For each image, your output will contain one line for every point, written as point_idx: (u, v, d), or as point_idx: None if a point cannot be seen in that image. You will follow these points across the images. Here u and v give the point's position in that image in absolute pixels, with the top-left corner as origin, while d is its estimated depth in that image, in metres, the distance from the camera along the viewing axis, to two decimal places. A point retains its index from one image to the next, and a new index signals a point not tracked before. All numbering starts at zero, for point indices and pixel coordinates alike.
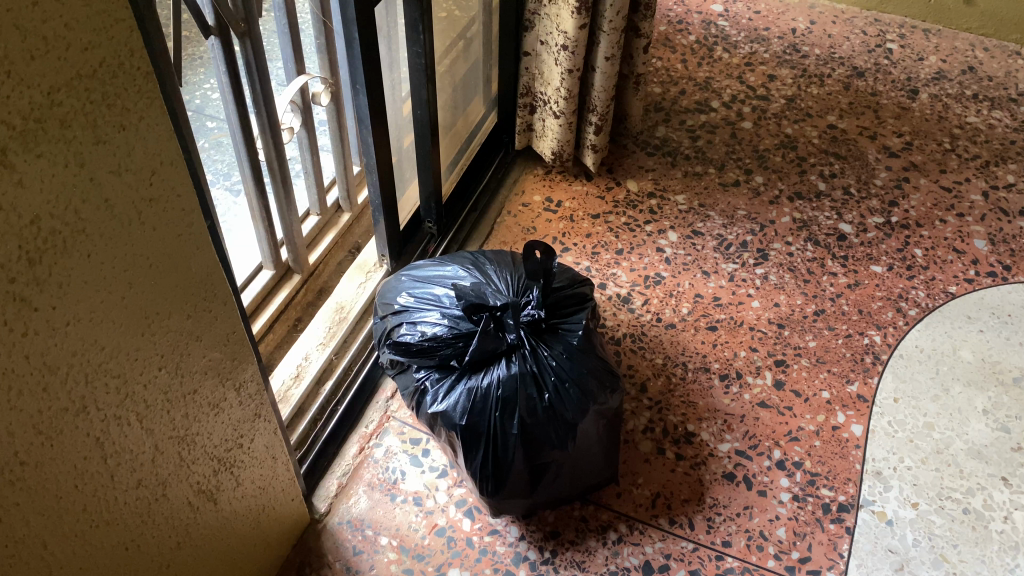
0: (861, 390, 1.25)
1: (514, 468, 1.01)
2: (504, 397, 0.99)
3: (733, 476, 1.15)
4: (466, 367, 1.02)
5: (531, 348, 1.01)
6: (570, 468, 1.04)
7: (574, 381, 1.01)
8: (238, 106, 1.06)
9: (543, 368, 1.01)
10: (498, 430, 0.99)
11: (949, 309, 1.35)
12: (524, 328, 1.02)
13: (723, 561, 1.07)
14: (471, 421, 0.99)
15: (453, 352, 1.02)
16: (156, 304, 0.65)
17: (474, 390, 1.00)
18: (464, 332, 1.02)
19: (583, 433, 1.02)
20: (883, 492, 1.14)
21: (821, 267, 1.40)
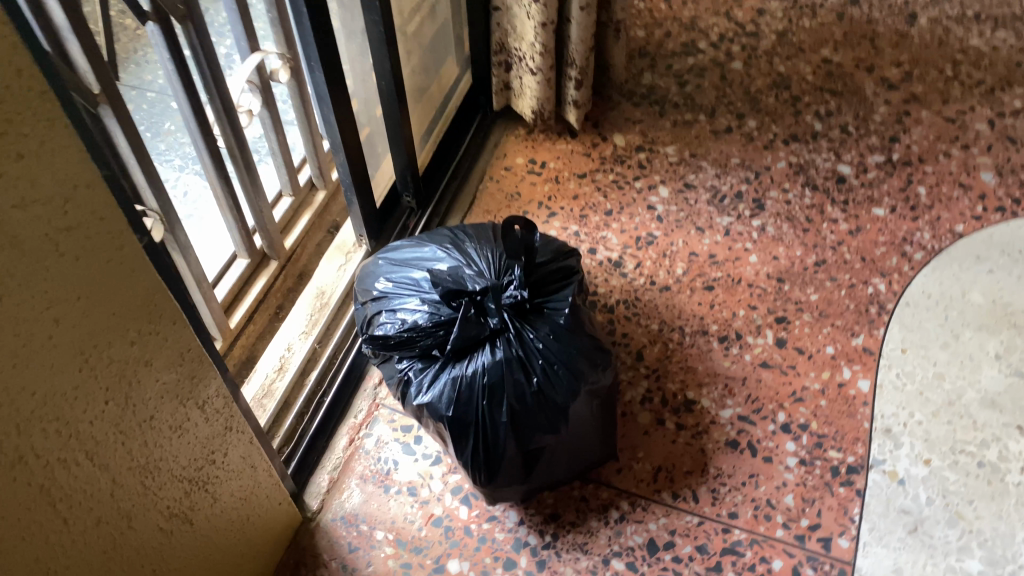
0: (867, 343, 1.19)
1: (507, 455, 0.97)
2: (491, 385, 0.95)
3: (736, 443, 1.11)
4: (449, 355, 0.97)
5: (515, 331, 0.96)
6: (565, 450, 1.01)
7: (564, 362, 0.97)
8: (188, 93, 0.99)
9: (530, 351, 0.96)
10: (487, 419, 0.95)
11: (957, 250, 1.29)
12: (507, 311, 0.97)
13: (731, 534, 1.04)
14: (458, 411, 0.95)
15: (433, 342, 0.97)
16: (84, 346, 0.60)
17: (459, 379, 0.95)
18: (443, 320, 0.97)
19: (576, 414, 0.98)
20: (894, 451, 1.09)
21: (821, 214, 1.33)
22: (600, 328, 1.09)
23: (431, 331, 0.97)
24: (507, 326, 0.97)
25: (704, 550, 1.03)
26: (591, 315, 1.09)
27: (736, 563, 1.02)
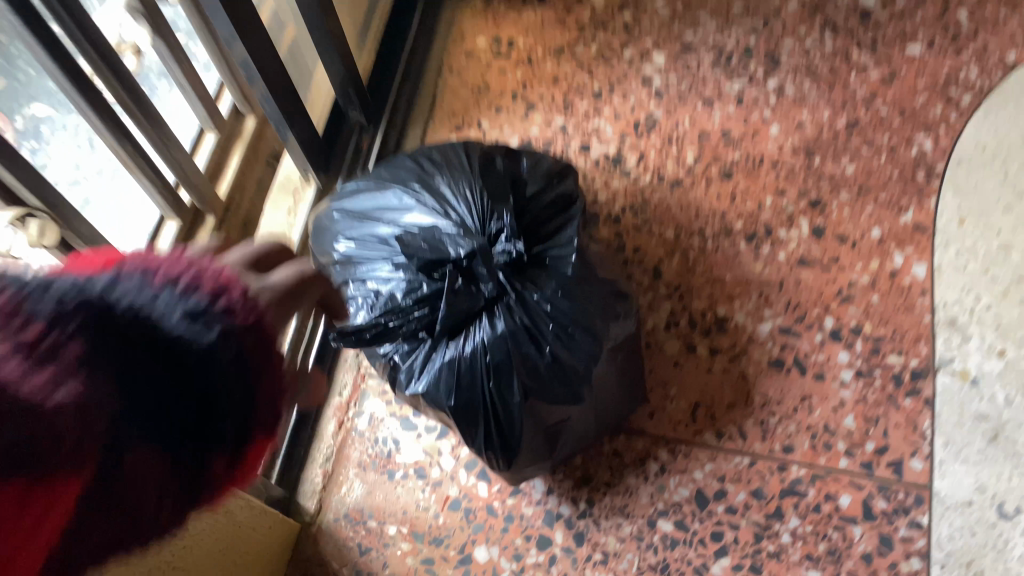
0: (918, 218, 1.02)
1: (526, 437, 0.82)
2: (497, 366, 0.78)
3: (782, 362, 0.96)
4: (440, 334, 0.79)
5: (516, 295, 0.78)
6: (591, 415, 0.85)
7: (579, 322, 0.79)
8: (49, 50, 0.68)
9: (537, 317, 0.78)
10: (497, 404, 0.79)
11: (1011, 83, 1.07)
12: (502, 273, 0.79)
13: (789, 472, 0.91)
14: (462, 401, 0.79)
15: (420, 324, 0.78)
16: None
17: (458, 364, 0.78)
18: (427, 297, 0.78)
19: (599, 376, 0.82)
20: (962, 346, 0.95)
21: (847, 62, 1.12)
22: (609, 259, 0.91)
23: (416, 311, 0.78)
24: (505, 290, 0.79)
25: (761, 496, 0.90)
26: (596, 247, 0.90)
27: (799, 506, 0.90)
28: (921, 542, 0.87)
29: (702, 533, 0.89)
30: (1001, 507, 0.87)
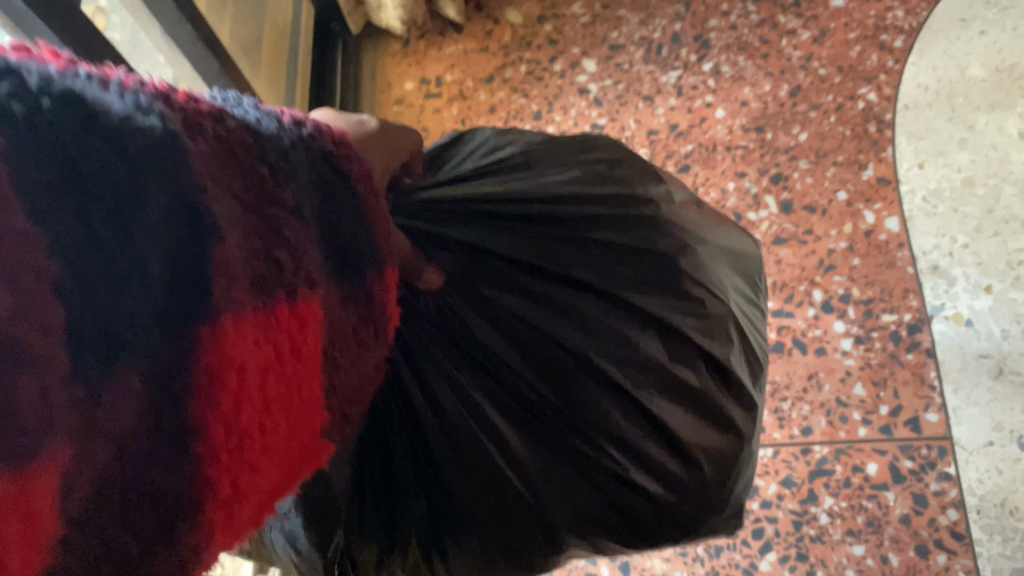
0: (880, 172, 1.02)
1: (654, 529, 0.57)
2: (527, 445, 0.56)
3: (782, 345, 0.98)
4: (433, 485, 0.59)
5: (455, 304, 0.61)
6: (741, 412, 0.58)
7: (568, 276, 0.60)
8: None
9: (504, 319, 0.60)
10: (559, 507, 0.55)
11: (936, 22, 1.07)
12: (422, 299, 0.61)
13: (812, 453, 0.93)
14: (515, 548, 0.57)
15: (402, 524, 0.60)
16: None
17: (458, 500, 0.57)
18: (367, 471, 0.63)
19: (683, 334, 0.56)
20: (949, 290, 0.95)
21: (775, 30, 1.13)
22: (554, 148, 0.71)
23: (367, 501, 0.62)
24: (440, 323, 0.61)
25: (791, 484, 0.92)
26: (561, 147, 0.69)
27: (830, 484, 0.91)
28: (953, 493, 0.87)
29: (743, 534, 0.92)
30: (1021, 441, 0.87)
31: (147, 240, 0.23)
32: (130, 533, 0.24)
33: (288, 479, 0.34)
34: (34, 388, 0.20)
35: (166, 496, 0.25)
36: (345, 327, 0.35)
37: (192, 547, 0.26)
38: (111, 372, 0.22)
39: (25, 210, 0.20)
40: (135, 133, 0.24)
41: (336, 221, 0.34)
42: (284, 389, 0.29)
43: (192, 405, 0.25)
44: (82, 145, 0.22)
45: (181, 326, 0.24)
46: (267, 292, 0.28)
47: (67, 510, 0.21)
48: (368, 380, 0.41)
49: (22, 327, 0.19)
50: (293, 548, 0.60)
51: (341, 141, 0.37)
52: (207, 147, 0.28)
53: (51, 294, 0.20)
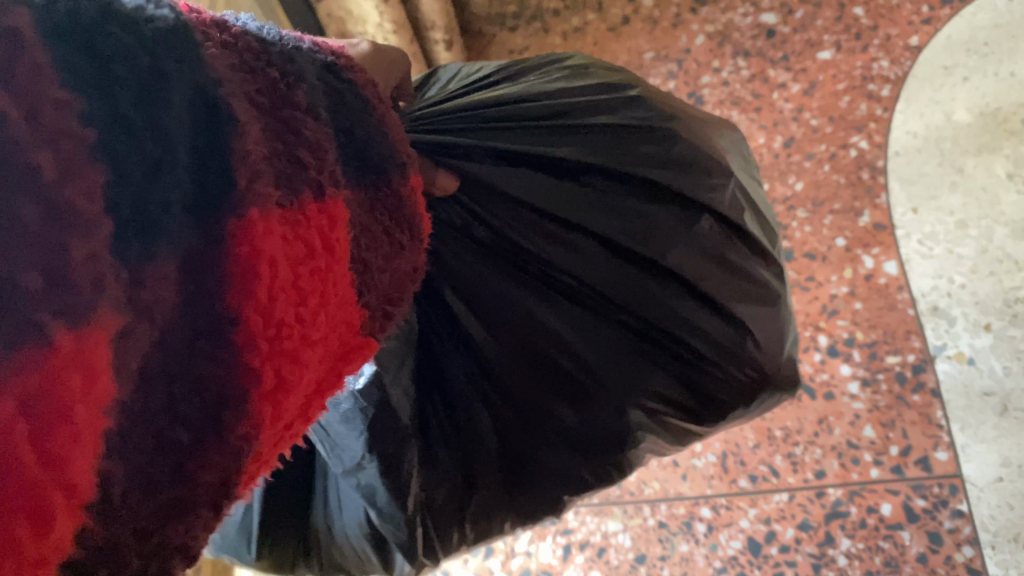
0: (876, 217, 1.06)
1: (722, 394, 0.69)
2: (592, 343, 0.68)
3: (791, 391, 1.01)
4: (506, 398, 0.70)
5: (503, 225, 0.68)
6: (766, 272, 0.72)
7: (588, 166, 0.70)
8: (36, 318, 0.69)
9: (546, 224, 0.68)
10: (640, 386, 0.68)
11: (920, 70, 1.10)
12: (470, 231, 0.69)
13: (827, 495, 0.95)
14: (607, 430, 0.69)
15: (490, 447, 0.71)
16: (353, 410, 0.63)
17: (546, 400, 0.69)
18: (439, 410, 0.71)
19: (705, 206, 0.68)
20: (950, 330, 0.97)
21: (766, 84, 1.18)
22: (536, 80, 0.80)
23: (438, 436, 0.70)
24: (491, 249, 0.69)
25: (807, 527, 0.94)
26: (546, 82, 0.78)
27: (846, 526, 0.93)
28: (967, 530, 0.89)
29: None
30: None
31: (170, 126, 0.30)
32: (176, 420, 0.30)
33: (326, 374, 0.42)
34: (80, 250, 0.26)
35: (218, 366, 0.32)
36: (371, 232, 0.44)
37: (250, 415, 0.34)
38: (149, 250, 0.29)
39: (63, 86, 0.26)
40: (147, 25, 0.31)
41: (348, 121, 0.44)
42: (321, 279, 0.38)
43: (228, 297, 0.33)
44: (104, 35, 0.29)
45: (207, 210, 0.32)
46: (293, 192, 0.37)
47: (118, 366, 0.27)
48: (405, 288, 0.50)
49: (71, 196, 0.25)
50: (375, 511, 0.66)
51: (344, 60, 0.47)
52: (236, 70, 0.36)
53: (88, 160, 0.26)
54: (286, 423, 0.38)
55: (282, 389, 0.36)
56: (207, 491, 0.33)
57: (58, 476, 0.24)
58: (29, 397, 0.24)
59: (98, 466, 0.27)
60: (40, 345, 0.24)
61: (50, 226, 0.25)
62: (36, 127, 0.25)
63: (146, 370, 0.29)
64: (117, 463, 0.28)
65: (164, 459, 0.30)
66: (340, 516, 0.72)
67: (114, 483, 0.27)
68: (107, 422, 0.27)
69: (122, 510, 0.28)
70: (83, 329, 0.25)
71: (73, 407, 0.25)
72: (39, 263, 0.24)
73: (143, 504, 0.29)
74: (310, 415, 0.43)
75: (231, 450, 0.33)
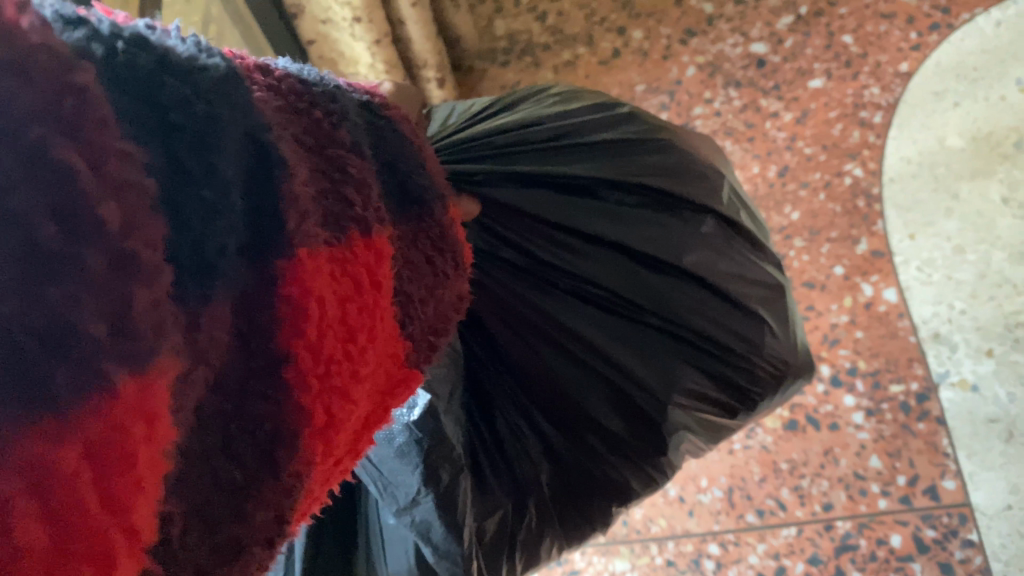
0: (873, 245, 1.06)
1: (753, 387, 0.73)
2: (624, 351, 0.71)
3: (795, 423, 1.01)
4: (546, 412, 0.72)
5: (532, 244, 0.71)
6: (768, 265, 0.76)
7: (601, 180, 0.73)
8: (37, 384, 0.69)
9: (569, 240, 0.72)
10: (676, 384, 0.70)
11: (911, 96, 1.10)
12: (503, 255, 0.71)
13: (836, 528, 0.94)
14: (650, 432, 0.71)
15: (539, 468, 0.71)
16: (408, 443, 0.60)
17: (585, 407, 0.71)
18: (484, 439, 0.70)
19: (709, 208, 0.72)
20: (952, 356, 0.97)
21: (758, 113, 1.19)
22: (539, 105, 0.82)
23: (487, 468, 0.69)
24: (524, 270, 0.72)
25: (818, 561, 0.94)
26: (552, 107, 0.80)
27: (856, 559, 0.92)
28: (978, 559, 0.88)
29: None
30: None
31: (226, 171, 0.30)
32: (230, 459, 0.31)
33: (373, 408, 0.42)
34: (145, 297, 0.25)
35: (269, 405, 0.32)
36: (411, 264, 0.45)
37: (300, 453, 0.34)
38: (206, 294, 0.29)
39: (122, 140, 0.26)
40: (202, 75, 0.31)
41: (388, 154, 0.44)
42: (365, 311, 0.38)
43: (278, 336, 0.33)
44: (161, 88, 0.28)
45: (258, 255, 0.32)
46: (341, 229, 0.37)
47: (176, 410, 0.28)
48: (449, 317, 0.49)
49: (135, 245, 0.25)
50: (430, 548, 0.61)
51: (379, 96, 0.48)
52: (279, 113, 0.37)
53: (150, 211, 0.26)
54: (335, 460, 0.39)
55: (331, 427, 0.36)
56: (262, 529, 0.33)
57: (125, 523, 0.24)
58: (96, 446, 0.23)
59: (156, 513, 0.26)
60: (106, 394, 0.24)
61: (115, 275, 0.24)
62: (101, 179, 0.25)
63: (202, 413, 0.30)
64: (174, 506, 0.28)
65: (222, 497, 0.31)
66: (386, 568, 0.69)
67: (173, 524, 0.28)
68: (166, 466, 0.27)
69: (182, 551, 0.28)
70: (146, 375, 0.25)
71: (137, 452, 0.25)
72: (105, 312, 0.24)
73: (200, 543, 0.30)
74: (359, 450, 0.43)
75: (284, 486, 0.33)
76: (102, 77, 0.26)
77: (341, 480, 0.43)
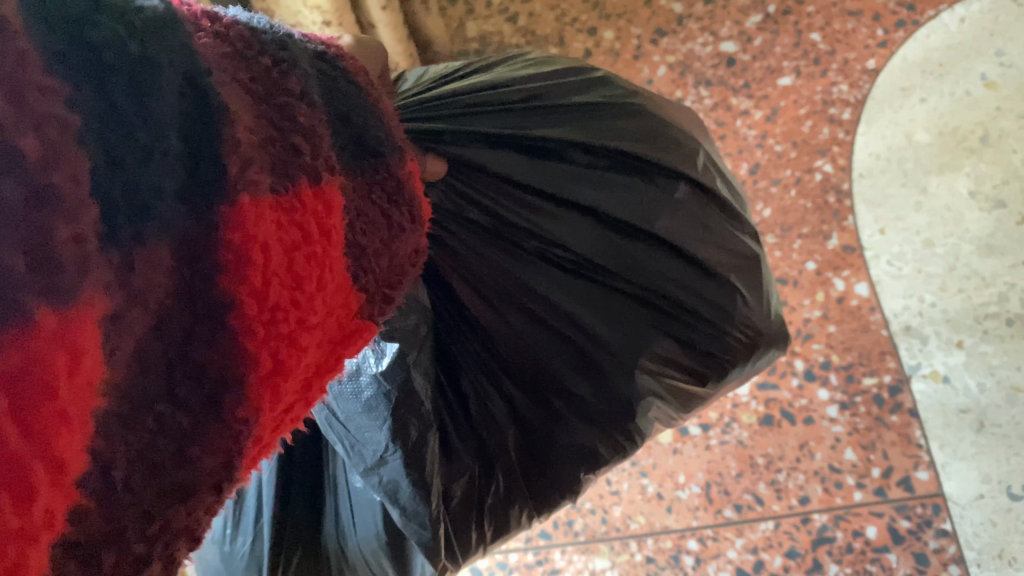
0: (844, 240, 1.07)
1: (725, 353, 0.72)
2: (595, 317, 0.71)
3: (771, 418, 1.01)
4: (513, 377, 0.74)
5: (500, 207, 0.71)
6: (745, 236, 0.75)
7: (571, 143, 0.72)
8: None
9: (539, 202, 0.71)
10: (643, 348, 0.70)
11: (879, 92, 1.12)
12: (470, 215, 0.71)
13: (812, 521, 0.95)
14: (618, 398, 0.71)
15: (505, 433, 0.72)
16: (376, 397, 0.62)
17: (556, 372, 0.72)
18: (450, 405, 0.72)
19: (681, 173, 0.72)
20: (923, 349, 0.98)
21: (729, 112, 1.20)
22: (507, 69, 0.81)
23: (452, 430, 0.71)
24: (492, 232, 0.71)
25: (795, 554, 0.95)
26: (520, 72, 0.79)
27: (833, 551, 0.93)
28: (952, 549, 0.89)
29: None
30: (1009, 490, 0.89)
31: (163, 114, 0.30)
32: (176, 405, 0.31)
33: (323, 357, 0.42)
34: (66, 231, 0.25)
35: (215, 351, 0.33)
36: (367, 214, 0.44)
37: (247, 399, 0.34)
38: (141, 235, 0.29)
39: (45, 74, 0.25)
40: (137, 14, 0.30)
41: (345, 107, 0.44)
42: (313, 261, 0.38)
43: (223, 280, 0.33)
44: (93, 25, 0.28)
45: (202, 197, 0.32)
46: (290, 177, 0.37)
47: (108, 349, 0.27)
48: (404, 271, 0.50)
49: (57, 179, 0.25)
50: (397, 510, 0.63)
51: (335, 47, 0.47)
52: (228, 62, 0.36)
53: (74, 146, 0.26)
54: (284, 408, 0.39)
55: (279, 373, 0.36)
56: (208, 474, 0.33)
57: (46, 457, 0.24)
58: (14, 378, 0.23)
59: (82, 450, 0.26)
60: (25, 324, 0.23)
61: (34, 207, 0.24)
62: (23, 112, 0.24)
63: (146, 358, 0.30)
64: (115, 452, 0.28)
65: (167, 442, 0.31)
66: (354, 534, 0.71)
67: (114, 470, 0.28)
68: (95, 404, 0.27)
69: (126, 495, 0.29)
70: (70, 309, 0.25)
71: (58, 387, 0.25)
72: (23, 245, 0.24)
73: (144, 487, 0.30)
74: (311, 400, 0.43)
75: (229, 433, 0.33)
76: (29, 11, 0.26)
77: (290, 431, 0.43)
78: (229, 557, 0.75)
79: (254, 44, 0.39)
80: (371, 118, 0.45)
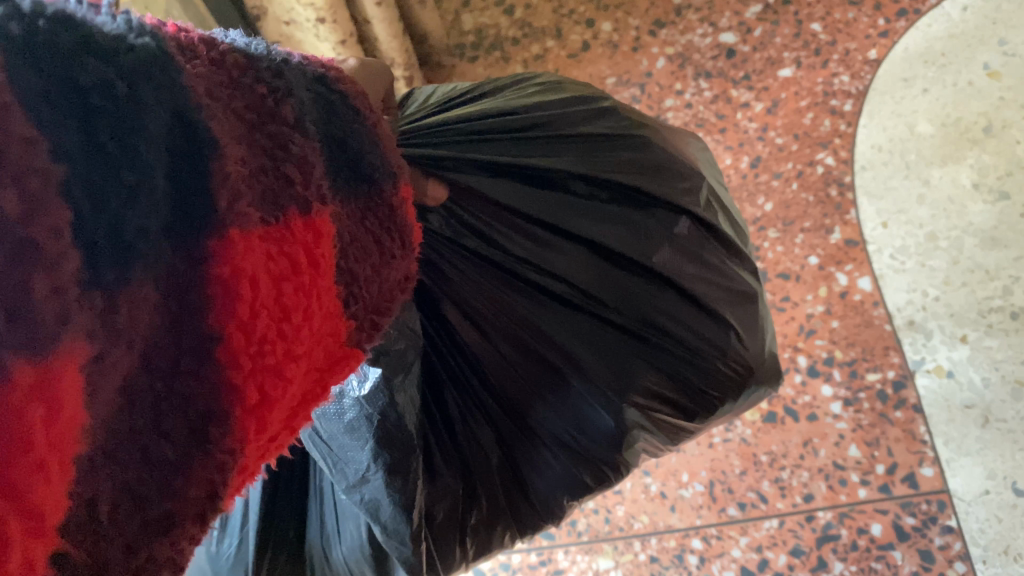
0: (847, 234, 1.06)
1: (714, 389, 0.72)
2: (585, 348, 0.70)
3: (774, 415, 1.01)
4: (503, 404, 0.72)
5: (497, 233, 0.70)
6: (745, 272, 0.76)
7: (573, 174, 0.71)
8: None
9: (537, 231, 0.70)
10: (631, 381, 0.70)
11: (880, 83, 1.10)
12: (465, 243, 0.69)
13: (817, 519, 0.95)
14: (602, 429, 0.71)
15: (490, 455, 0.72)
16: (359, 418, 0.61)
17: (544, 402, 0.71)
18: (436, 426, 0.71)
19: (683, 208, 0.72)
20: (927, 344, 0.97)
21: (729, 104, 1.18)
22: (509, 93, 0.81)
23: (435, 447, 0.69)
24: (489, 259, 0.70)
25: (800, 552, 0.94)
26: (522, 98, 0.79)
27: (838, 549, 0.93)
28: (958, 545, 0.89)
29: None
30: (1015, 485, 0.89)
31: (148, 153, 0.28)
32: (162, 437, 0.30)
33: (309, 387, 0.41)
34: (44, 283, 0.24)
35: (201, 383, 0.31)
36: (359, 240, 0.43)
37: (234, 432, 0.33)
38: (125, 276, 0.28)
39: (29, 124, 0.24)
40: (126, 53, 0.29)
41: (341, 131, 0.42)
42: (300, 297, 0.37)
43: (210, 317, 0.32)
44: (82, 67, 0.27)
45: (188, 231, 0.31)
46: (278, 207, 0.36)
47: (88, 390, 0.26)
48: (393, 297, 0.48)
49: (36, 230, 0.24)
50: (378, 527, 0.62)
51: (334, 69, 0.46)
52: (218, 90, 0.35)
53: (56, 196, 0.24)
54: (268, 436, 0.38)
55: (264, 406, 0.35)
56: (196, 504, 0.32)
57: (21, 509, 0.23)
58: None
59: (62, 498, 0.25)
60: None
61: (10, 262, 0.23)
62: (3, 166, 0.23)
63: (131, 391, 0.29)
64: (98, 488, 0.27)
65: (154, 474, 0.30)
66: (338, 545, 0.71)
67: (98, 508, 0.27)
68: (76, 450, 0.26)
69: (110, 529, 0.28)
70: (49, 361, 0.24)
71: (35, 439, 0.23)
72: None
73: (130, 519, 0.29)
74: (296, 427, 0.42)
75: (217, 465, 0.32)
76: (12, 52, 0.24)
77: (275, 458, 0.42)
78: (213, 558, 0.73)
79: (243, 71, 0.38)
80: (364, 142, 0.44)
